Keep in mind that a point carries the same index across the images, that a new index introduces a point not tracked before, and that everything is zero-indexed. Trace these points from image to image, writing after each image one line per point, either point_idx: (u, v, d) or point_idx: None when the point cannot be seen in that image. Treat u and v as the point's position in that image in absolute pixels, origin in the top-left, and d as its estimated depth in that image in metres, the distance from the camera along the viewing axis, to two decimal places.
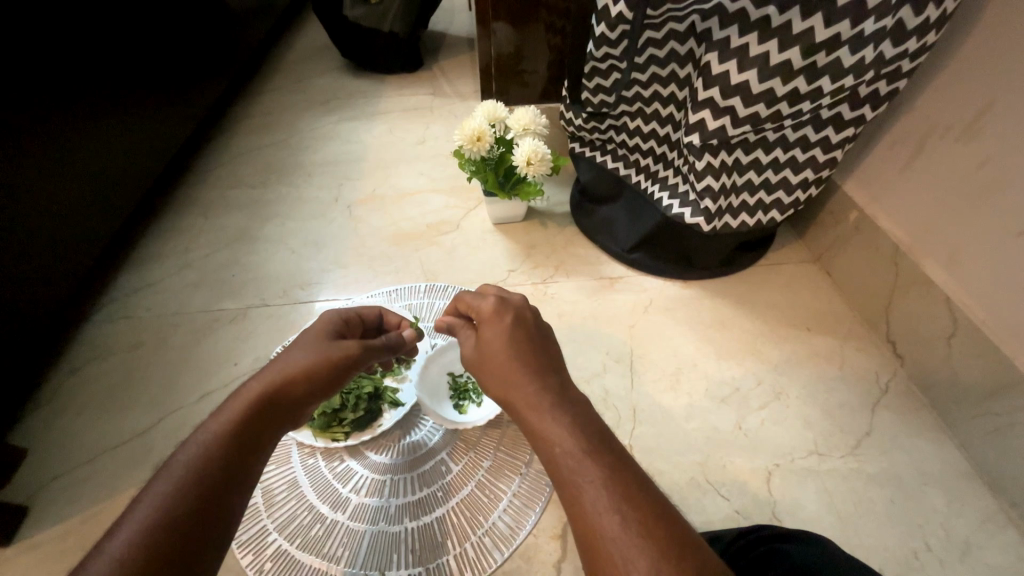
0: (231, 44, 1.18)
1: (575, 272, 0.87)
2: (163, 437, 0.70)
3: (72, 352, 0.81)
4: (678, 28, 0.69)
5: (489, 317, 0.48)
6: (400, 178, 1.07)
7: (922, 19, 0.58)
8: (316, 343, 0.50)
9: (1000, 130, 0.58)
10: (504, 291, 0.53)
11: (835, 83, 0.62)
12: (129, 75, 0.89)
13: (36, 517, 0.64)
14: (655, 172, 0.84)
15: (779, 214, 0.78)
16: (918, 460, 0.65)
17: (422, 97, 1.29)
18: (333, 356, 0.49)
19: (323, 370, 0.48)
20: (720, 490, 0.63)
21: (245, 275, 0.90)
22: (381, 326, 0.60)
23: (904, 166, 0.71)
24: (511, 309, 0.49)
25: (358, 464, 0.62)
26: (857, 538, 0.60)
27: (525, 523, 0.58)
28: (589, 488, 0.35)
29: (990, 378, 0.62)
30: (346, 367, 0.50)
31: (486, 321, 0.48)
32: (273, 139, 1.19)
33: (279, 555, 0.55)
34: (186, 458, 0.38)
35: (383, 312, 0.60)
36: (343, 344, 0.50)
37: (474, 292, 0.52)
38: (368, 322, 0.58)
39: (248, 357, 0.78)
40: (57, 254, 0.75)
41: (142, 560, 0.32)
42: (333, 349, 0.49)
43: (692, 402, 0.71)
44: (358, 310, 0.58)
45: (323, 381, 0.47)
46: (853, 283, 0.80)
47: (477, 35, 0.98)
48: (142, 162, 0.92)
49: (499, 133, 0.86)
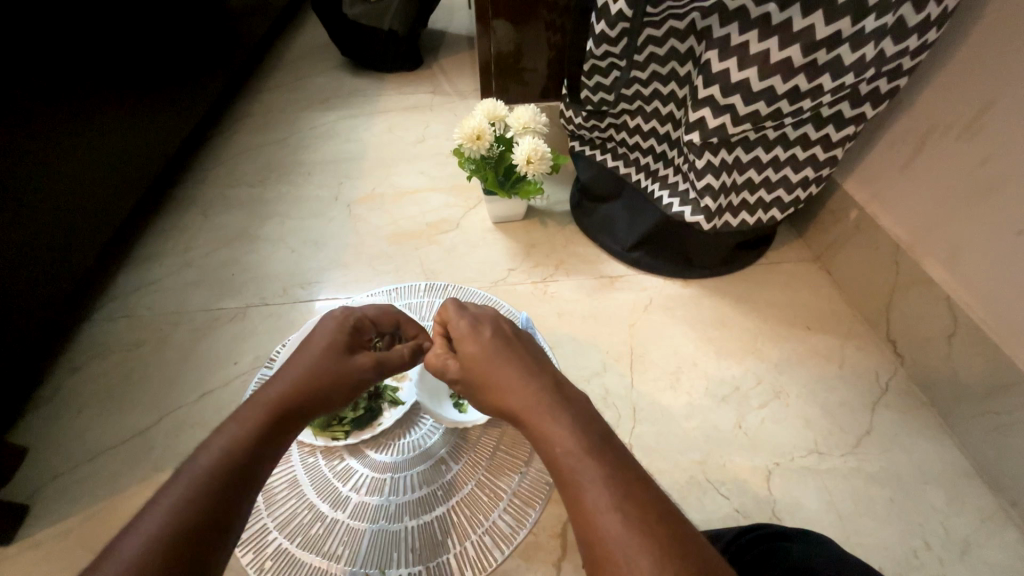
0: (230, 42, 1.18)
1: (574, 271, 0.87)
2: (165, 437, 0.70)
3: (71, 352, 0.81)
4: (678, 26, 0.69)
5: (467, 332, 0.48)
6: (400, 177, 1.07)
7: (923, 16, 0.58)
8: (333, 356, 0.49)
9: (1001, 127, 0.58)
10: (484, 305, 0.53)
11: (835, 80, 0.62)
12: (127, 76, 0.88)
13: (36, 516, 0.64)
14: (655, 170, 0.83)
15: (779, 213, 0.78)
16: (918, 458, 0.65)
17: (422, 95, 1.29)
18: (349, 377, 0.49)
19: (340, 388, 0.48)
20: (720, 489, 0.63)
21: (245, 274, 0.90)
22: (399, 333, 0.58)
23: (906, 165, 0.71)
24: (490, 321, 0.49)
25: (358, 463, 0.62)
26: (856, 537, 0.60)
27: (526, 521, 0.57)
28: (591, 488, 0.35)
29: (989, 377, 0.62)
30: (359, 385, 0.50)
31: (467, 337, 0.47)
32: (273, 137, 1.19)
33: (279, 554, 0.54)
34: (205, 463, 0.38)
35: (402, 319, 0.57)
36: (350, 364, 0.50)
37: (455, 306, 0.51)
38: (383, 328, 0.56)
39: (248, 356, 0.78)
40: (56, 255, 0.75)
41: (157, 561, 0.33)
42: (348, 368, 0.49)
43: (692, 401, 0.71)
44: (372, 315, 0.55)
45: (335, 397, 0.48)
46: (852, 282, 0.80)
47: (477, 33, 0.97)
48: (140, 160, 0.92)
49: (499, 131, 0.86)
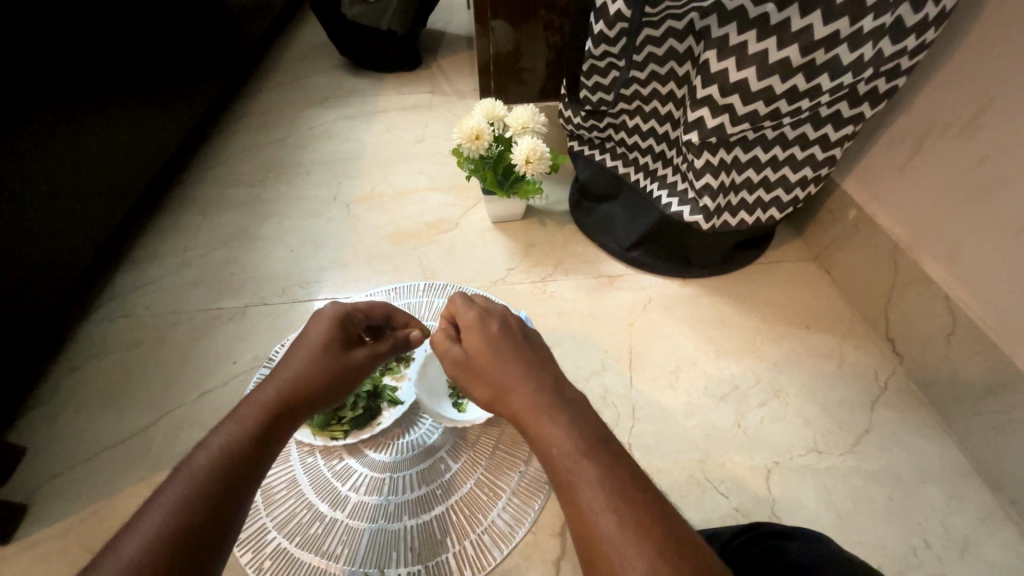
0: (230, 42, 1.18)
1: (574, 271, 0.87)
2: (164, 436, 0.70)
3: (70, 352, 0.81)
4: (677, 26, 0.69)
5: (472, 327, 0.48)
6: (399, 177, 1.06)
7: (921, 16, 0.58)
8: (332, 350, 0.49)
9: (999, 126, 0.58)
10: (490, 299, 0.53)
11: (834, 80, 0.62)
12: (126, 75, 0.88)
13: (34, 516, 0.64)
14: (654, 170, 0.84)
15: (778, 212, 0.78)
16: (917, 457, 0.65)
17: (421, 95, 1.29)
18: (348, 370, 0.49)
19: (341, 381, 0.49)
20: (719, 488, 0.63)
21: (244, 274, 0.90)
22: (388, 323, 0.59)
23: (904, 164, 0.71)
24: (496, 316, 0.49)
25: (358, 463, 0.62)
26: (855, 536, 0.60)
27: (526, 520, 0.58)
28: (586, 488, 0.35)
29: (988, 375, 0.62)
30: (357, 376, 0.51)
31: (473, 329, 0.47)
32: (272, 137, 1.19)
33: (278, 553, 0.55)
34: (205, 462, 0.38)
35: (391, 312, 0.59)
36: (349, 356, 0.50)
37: (463, 298, 0.51)
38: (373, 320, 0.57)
39: (247, 356, 0.78)
40: (55, 254, 0.75)
41: (159, 562, 0.33)
42: (345, 361, 0.50)
43: (691, 400, 0.71)
44: (364, 309, 0.56)
45: (334, 392, 0.48)
46: (852, 281, 0.80)
47: (476, 34, 0.98)
48: (139, 160, 0.92)
49: (498, 131, 0.86)
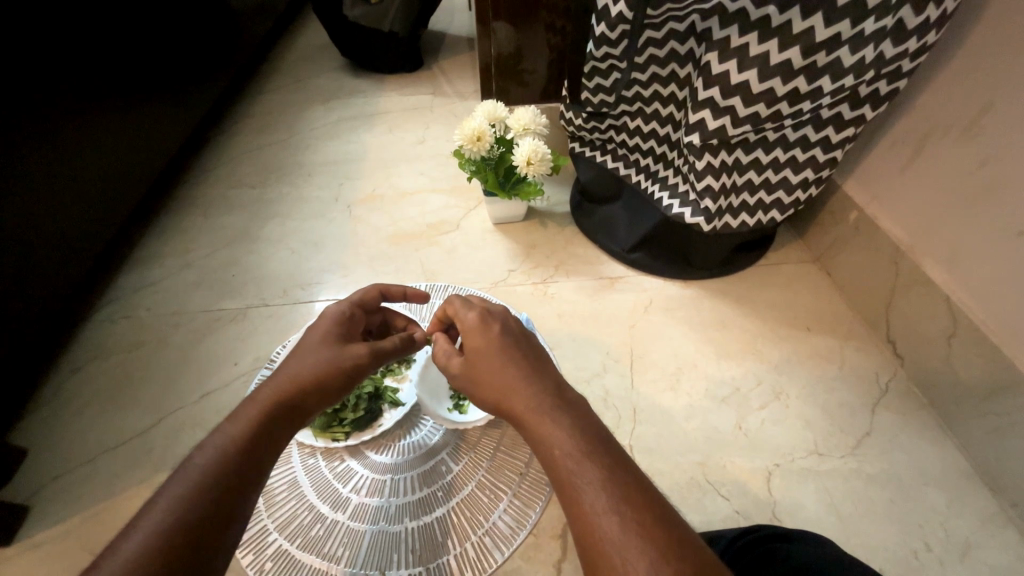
0: (231, 43, 1.18)
1: (575, 272, 0.87)
2: (164, 437, 0.70)
3: (71, 352, 0.81)
4: (678, 28, 0.69)
5: (474, 329, 0.48)
6: (400, 178, 1.07)
7: (922, 19, 0.58)
8: (331, 347, 0.49)
9: (1001, 129, 0.58)
10: (487, 301, 0.53)
11: (834, 83, 0.62)
12: (128, 76, 0.89)
13: (35, 517, 0.64)
14: (655, 172, 0.84)
15: (779, 214, 0.78)
16: (918, 459, 0.65)
17: (422, 96, 1.29)
18: (344, 364, 0.48)
19: (347, 381, 0.48)
20: (720, 490, 0.63)
21: (245, 275, 0.90)
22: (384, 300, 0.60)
23: (905, 166, 0.71)
24: (497, 317, 0.48)
25: (358, 464, 0.62)
26: (856, 539, 0.60)
27: (526, 522, 0.57)
28: (588, 489, 0.35)
29: (989, 378, 0.62)
30: (359, 373, 0.49)
31: (474, 331, 0.47)
32: (273, 138, 1.19)
33: (279, 555, 0.54)
34: (203, 462, 0.38)
35: (385, 289, 0.59)
36: (352, 352, 0.49)
37: (462, 301, 0.51)
38: (369, 305, 0.57)
39: (248, 357, 0.78)
40: (57, 255, 0.75)
41: (158, 561, 0.33)
42: (342, 356, 0.49)
43: (692, 402, 0.71)
44: (359, 301, 0.56)
45: (335, 388, 0.47)
46: (852, 283, 0.80)
47: (477, 35, 0.98)
48: (140, 160, 0.92)
49: (500, 132, 0.86)
